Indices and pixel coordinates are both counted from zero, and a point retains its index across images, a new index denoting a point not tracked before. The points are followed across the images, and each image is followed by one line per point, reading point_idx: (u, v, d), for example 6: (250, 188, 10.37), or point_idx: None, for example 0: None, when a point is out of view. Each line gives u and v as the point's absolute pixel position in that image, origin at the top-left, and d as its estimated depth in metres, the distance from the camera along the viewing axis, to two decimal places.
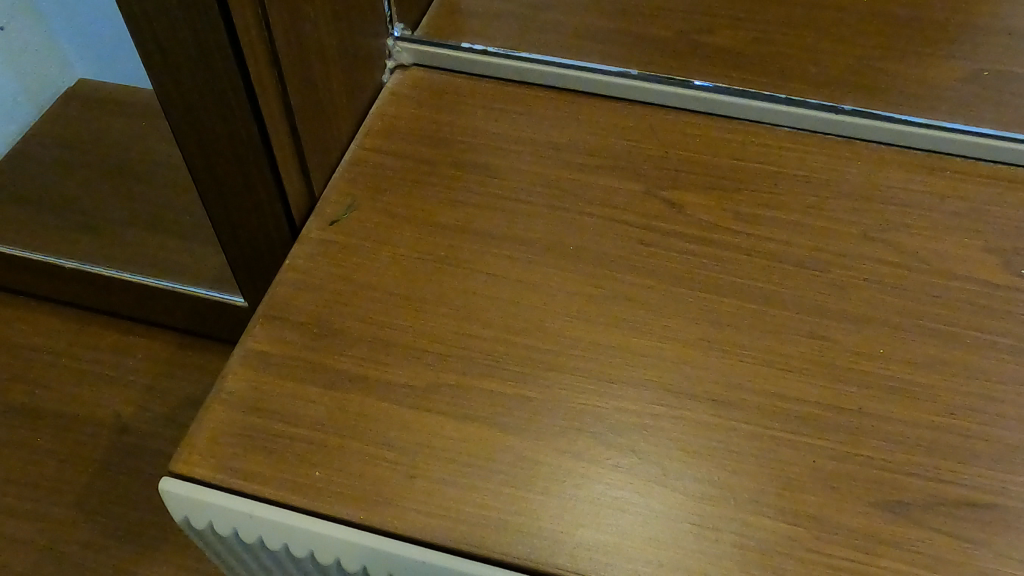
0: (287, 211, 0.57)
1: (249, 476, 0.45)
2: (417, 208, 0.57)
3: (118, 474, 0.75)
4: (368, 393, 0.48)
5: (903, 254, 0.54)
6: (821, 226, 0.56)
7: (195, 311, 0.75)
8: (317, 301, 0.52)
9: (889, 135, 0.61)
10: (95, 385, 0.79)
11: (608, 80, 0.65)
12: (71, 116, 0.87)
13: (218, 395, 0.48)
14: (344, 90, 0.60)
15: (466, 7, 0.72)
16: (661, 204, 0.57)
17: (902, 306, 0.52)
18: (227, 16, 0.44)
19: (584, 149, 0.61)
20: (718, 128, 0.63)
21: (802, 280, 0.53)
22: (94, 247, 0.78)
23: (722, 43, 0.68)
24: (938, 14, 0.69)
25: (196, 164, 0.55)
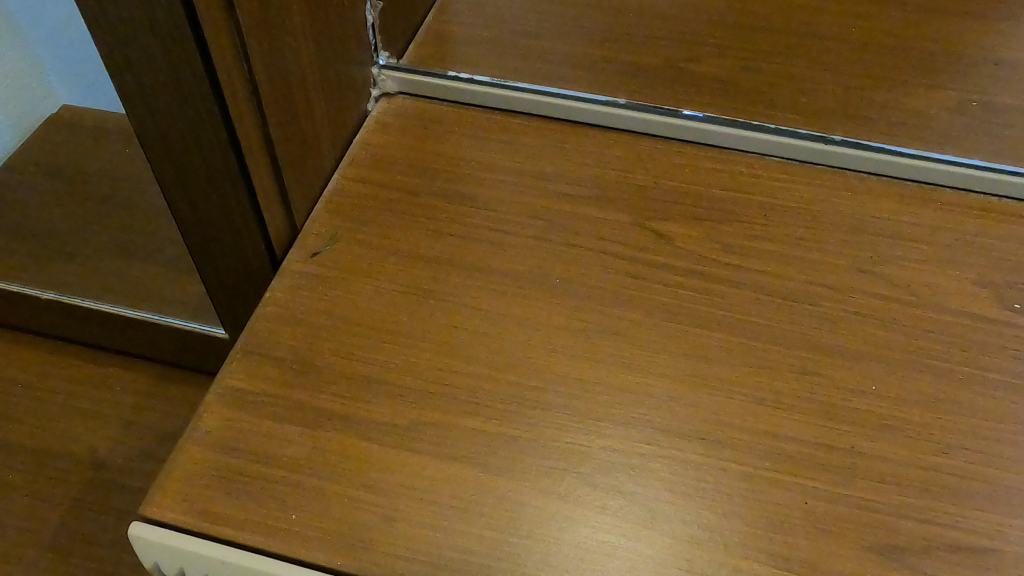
0: (267, 244, 0.55)
1: (224, 520, 0.43)
2: (401, 239, 0.56)
3: (93, 511, 0.73)
4: (348, 431, 0.47)
5: (894, 287, 0.54)
6: (810, 258, 0.55)
7: (176, 343, 0.73)
8: (297, 336, 0.51)
9: (878, 165, 0.60)
10: (72, 419, 0.77)
11: (596, 109, 0.64)
12: (53, 139, 0.86)
13: (193, 435, 0.47)
14: (327, 119, 0.59)
15: (452, 35, 0.71)
16: (648, 236, 0.57)
17: (894, 340, 0.51)
18: (204, 46, 0.44)
19: (571, 179, 0.60)
20: (707, 158, 0.62)
21: (792, 313, 0.52)
22: (72, 276, 0.76)
23: (710, 72, 0.68)
24: (925, 43, 0.69)
25: (175, 198, 0.54)
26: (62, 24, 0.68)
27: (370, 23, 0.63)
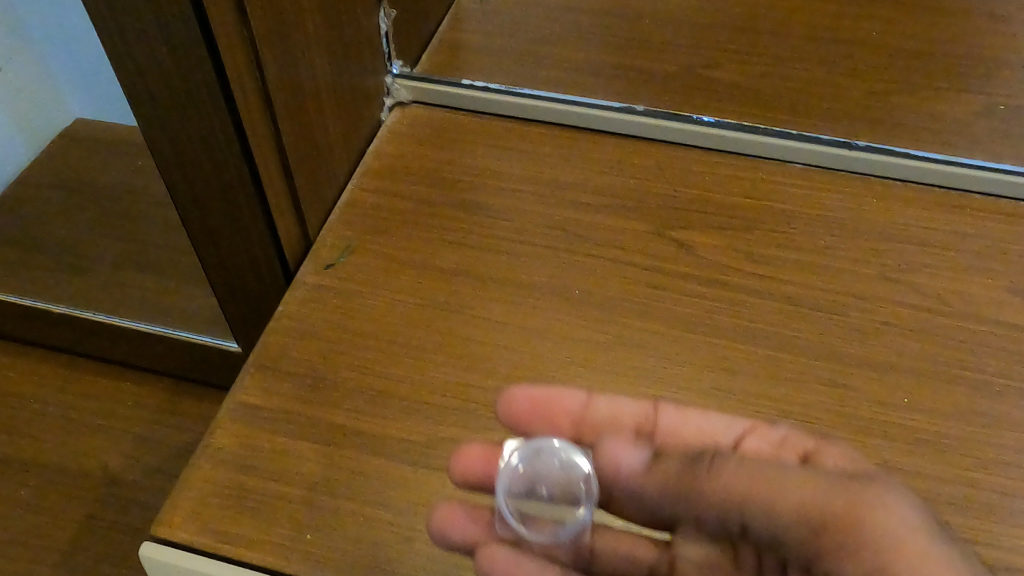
0: (281, 257, 0.54)
1: (237, 540, 0.42)
2: (416, 251, 0.55)
3: (107, 531, 0.73)
4: (363, 447, 0.46)
5: (923, 295, 0.52)
6: (835, 265, 0.54)
7: (187, 356, 0.72)
8: (311, 350, 0.50)
9: (904, 171, 0.59)
10: (84, 434, 0.77)
11: (614, 117, 0.63)
12: (66, 152, 0.85)
13: (205, 452, 0.46)
14: (340, 129, 0.58)
15: (467, 44, 0.70)
16: (669, 245, 0.55)
17: (925, 350, 0.49)
18: (217, 55, 0.42)
19: (588, 188, 0.59)
20: (727, 165, 0.61)
21: (817, 324, 0.51)
22: (84, 290, 0.76)
23: (729, 78, 0.66)
24: (948, 46, 0.68)
25: (187, 212, 0.53)
26: (75, 38, 0.68)
27: (383, 32, 0.62)
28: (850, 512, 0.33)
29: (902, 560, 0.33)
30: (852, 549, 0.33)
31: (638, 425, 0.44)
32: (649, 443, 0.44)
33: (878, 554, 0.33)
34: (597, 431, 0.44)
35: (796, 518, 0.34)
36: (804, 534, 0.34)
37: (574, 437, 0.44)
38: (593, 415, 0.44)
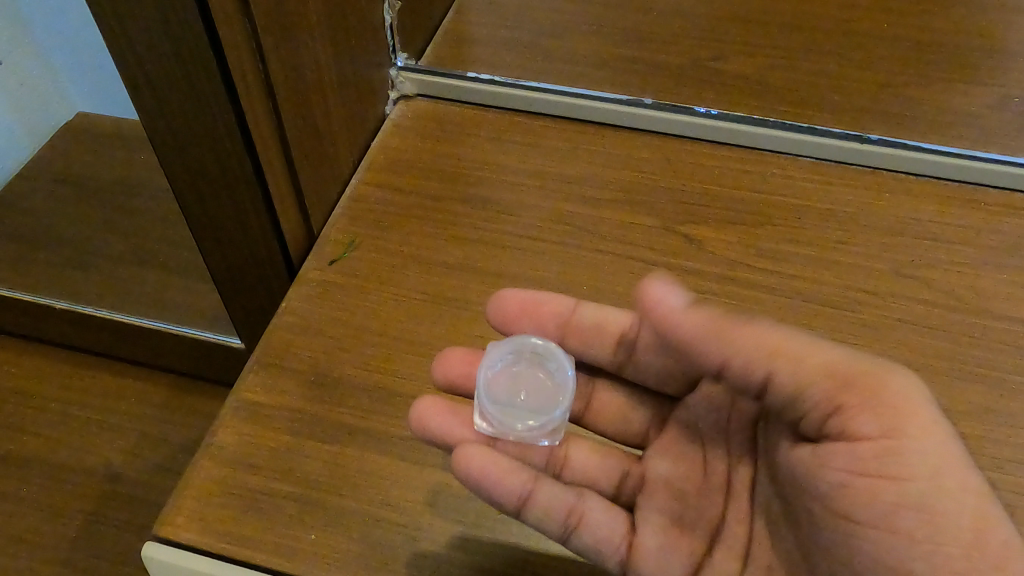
0: (285, 252, 0.53)
1: (241, 540, 0.42)
2: (422, 246, 0.54)
3: (111, 528, 0.72)
4: (369, 446, 0.45)
5: (936, 292, 0.51)
6: (846, 262, 0.53)
7: (190, 352, 0.72)
8: (316, 347, 0.49)
9: (918, 165, 0.58)
10: (87, 430, 0.76)
11: (622, 110, 0.62)
12: (68, 146, 0.84)
13: (209, 451, 0.45)
14: (344, 123, 0.57)
15: (472, 36, 0.70)
16: (678, 240, 0.54)
17: (938, 348, 0.49)
18: (220, 49, 0.42)
19: (596, 183, 0.58)
20: (737, 159, 0.60)
21: (830, 321, 0.50)
22: (85, 285, 0.75)
23: (739, 70, 0.65)
24: (961, 38, 0.67)
25: (188, 210, 0.52)
26: (77, 29, 0.67)
27: (388, 24, 0.61)
28: (874, 377, 0.36)
29: (911, 419, 0.35)
30: (865, 408, 0.35)
31: (623, 333, 0.47)
32: (632, 351, 0.47)
33: (888, 411, 0.35)
34: (581, 336, 0.47)
35: (823, 374, 0.36)
36: (824, 390, 0.36)
37: (557, 338, 0.47)
38: (579, 321, 0.47)
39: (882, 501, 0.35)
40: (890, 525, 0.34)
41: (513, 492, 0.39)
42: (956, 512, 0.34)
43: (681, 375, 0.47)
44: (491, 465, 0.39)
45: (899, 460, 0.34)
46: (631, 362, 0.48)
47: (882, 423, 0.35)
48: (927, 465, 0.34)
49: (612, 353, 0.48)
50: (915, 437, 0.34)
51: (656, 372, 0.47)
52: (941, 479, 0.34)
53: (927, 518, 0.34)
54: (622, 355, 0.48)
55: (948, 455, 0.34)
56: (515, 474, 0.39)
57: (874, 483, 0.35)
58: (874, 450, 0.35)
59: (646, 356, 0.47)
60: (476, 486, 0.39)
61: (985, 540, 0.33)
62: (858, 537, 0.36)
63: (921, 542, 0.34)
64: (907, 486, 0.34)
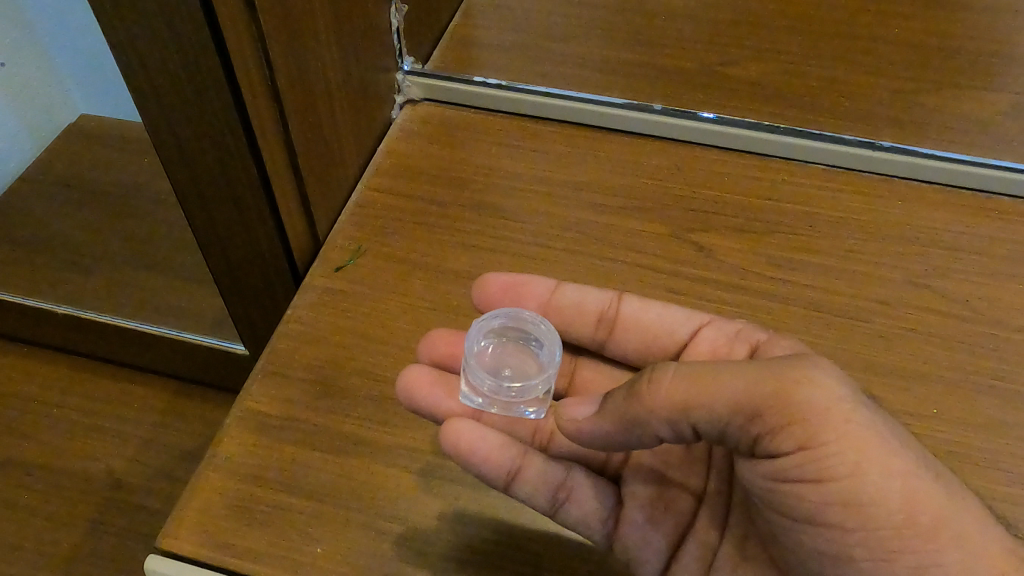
0: (290, 259, 0.53)
1: (246, 554, 0.41)
2: (429, 252, 0.54)
3: (113, 534, 0.72)
4: (375, 459, 0.44)
5: (951, 302, 0.51)
6: (859, 271, 0.52)
7: (193, 358, 0.71)
8: (322, 356, 0.49)
9: (930, 172, 0.57)
10: (89, 437, 0.76)
11: (631, 116, 0.61)
12: (72, 149, 0.84)
13: (213, 463, 0.44)
14: (350, 128, 0.56)
15: (479, 39, 0.69)
16: (688, 248, 0.54)
17: (953, 359, 0.48)
18: (227, 56, 0.41)
19: (604, 189, 0.58)
20: (747, 165, 0.59)
21: (843, 331, 0.49)
22: (87, 290, 0.74)
23: (748, 75, 0.65)
24: (973, 43, 0.66)
25: (192, 217, 0.51)
26: (82, 31, 0.66)
27: (395, 28, 0.60)
28: (780, 392, 0.34)
29: (824, 427, 0.34)
30: (779, 427, 0.34)
31: (602, 313, 0.48)
32: (612, 330, 0.49)
33: (803, 426, 0.34)
34: (561, 316, 0.49)
35: (733, 406, 0.35)
36: (739, 419, 0.35)
37: None
38: (559, 301, 0.48)
39: (815, 503, 0.35)
40: (825, 520, 0.35)
41: (500, 468, 0.41)
42: (884, 500, 0.33)
43: (658, 354, 0.48)
44: (479, 441, 0.40)
45: (821, 466, 0.34)
46: (610, 341, 0.49)
47: (800, 437, 0.34)
48: (847, 462, 0.33)
49: (594, 331, 0.49)
50: (833, 443, 0.34)
51: (635, 350, 0.49)
52: (863, 475, 0.33)
53: (857, 512, 0.34)
54: (602, 335, 0.49)
55: (871, 446, 0.34)
56: (503, 450, 0.41)
57: (804, 487, 0.35)
58: (796, 460, 0.34)
59: (625, 335, 0.49)
60: (464, 461, 0.40)
61: (917, 518, 0.33)
62: (804, 533, 0.36)
63: (856, 533, 0.34)
64: (833, 487, 0.34)
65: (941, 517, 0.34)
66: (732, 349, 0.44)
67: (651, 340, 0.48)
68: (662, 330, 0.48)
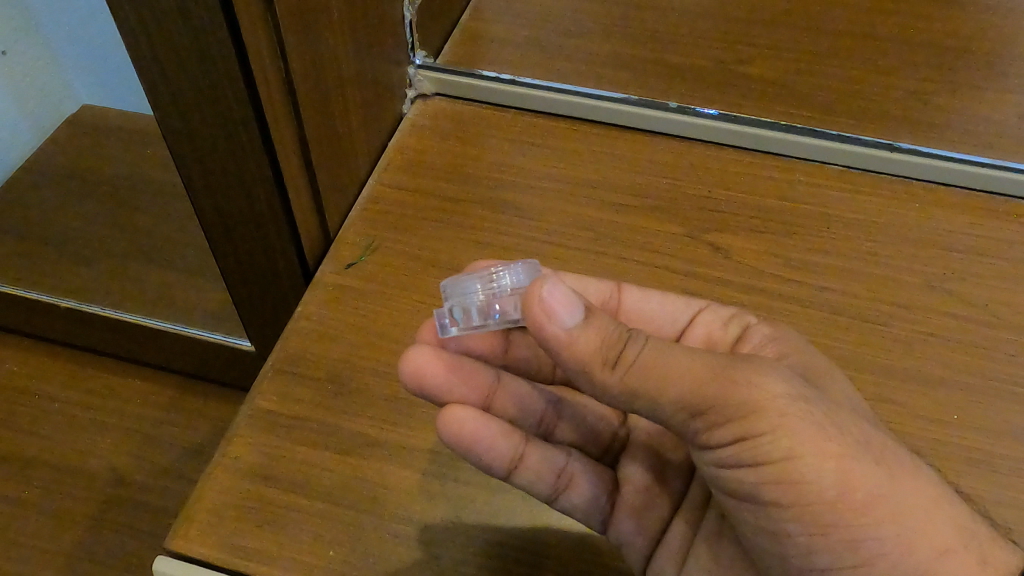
0: (300, 255, 0.52)
1: (257, 556, 0.40)
2: (441, 250, 0.53)
3: (115, 531, 0.71)
4: (387, 459, 0.44)
5: (969, 306, 0.50)
6: (876, 274, 0.52)
7: (196, 353, 0.70)
8: (334, 354, 0.48)
9: (947, 174, 0.57)
10: (90, 431, 0.75)
11: (646, 113, 0.61)
12: (75, 140, 0.83)
13: (223, 462, 0.44)
14: (362, 123, 0.55)
15: (491, 34, 0.68)
16: (702, 248, 0.53)
17: (973, 365, 0.47)
18: (242, 47, 0.40)
19: (618, 187, 0.57)
20: (762, 165, 0.58)
21: (862, 335, 0.49)
22: (88, 283, 0.73)
23: (763, 74, 0.64)
24: (988, 44, 0.66)
25: (202, 212, 0.50)
26: (90, 19, 0.65)
27: (407, 21, 0.59)
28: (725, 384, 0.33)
29: (757, 413, 0.32)
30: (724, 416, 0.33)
31: (604, 304, 0.46)
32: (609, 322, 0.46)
33: (737, 413, 0.33)
34: None
35: (676, 394, 0.33)
36: (680, 406, 0.34)
37: None
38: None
39: (752, 482, 0.34)
40: (764, 501, 0.34)
41: (500, 456, 0.40)
42: (819, 481, 0.32)
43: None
44: (483, 430, 0.40)
45: (755, 451, 0.33)
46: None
47: (736, 423, 0.33)
48: (780, 447, 0.32)
49: None
50: (766, 429, 0.32)
51: None
52: (797, 459, 0.32)
53: (792, 492, 0.33)
54: None
55: (806, 429, 0.32)
56: (503, 439, 0.40)
57: (743, 470, 0.34)
58: (733, 444, 0.33)
59: None
60: (465, 448, 0.39)
61: (852, 495, 0.33)
62: (749, 512, 0.35)
63: (791, 513, 0.33)
64: (768, 469, 0.33)
65: (877, 496, 0.33)
66: (725, 330, 0.43)
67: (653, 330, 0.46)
68: (662, 319, 0.46)
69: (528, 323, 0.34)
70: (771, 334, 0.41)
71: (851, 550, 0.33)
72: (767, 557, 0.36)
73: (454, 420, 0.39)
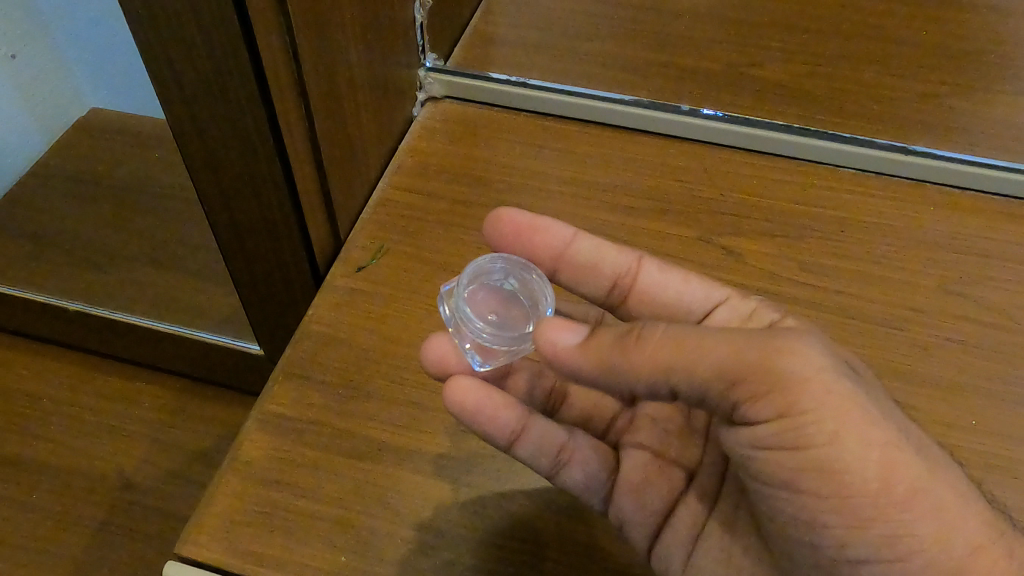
0: (312, 258, 0.52)
1: (268, 561, 0.40)
2: (452, 253, 0.53)
3: (122, 535, 0.71)
4: (398, 464, 0.43)
5: (986, 310, 0.50)
6: (891, 277, 0.51)
7: (204, 357, 0.70)
8: (345, 356, 0.48)
9: (966, 177, 0.56)
10: (98, 435, 0.75)
11: (657, 115, 0.60)
12: (83, 144, 0.83)
13: (233, 466, 0.43)
14: (373, 125, 0.55)
15: (501, 37, 0.68)
16: (715, 251, 0.53)
17: (990, 369, 0.47)
18: (255, 48, 0.39)
19: (630, 190, 0.57)
20: (775, 168, 0.58)
21: (878, 338, 0.48)
22: (97, 287, 0.72)
23: (775, 77, 0.64)
24: (1001, 47, 0.65)
25: (212, 215, 0.49)
26: (99, 23, 0.65)
27: (419, 24, 0.58)
28: (768, 365, 0.31)
29: (803, 393, 0.31)
30: (762, 397, 0.32)
31: (617, 278, 0.44)
32: (626, 297, 0.45)
33: (780, 393, 0.31)
34: (575, 273, 0.45)
35: (712, 372, 0.32)
36: (719, 389, 0.33)
37: (551, 269, 0.45)
38: (573, 255, 0.45)
39: (788, 468, 0.33)
40: (798, 487, 0.33)
41: (503, 427, 0.42)
42: (860, 467, 0.31)
43: None
44: (484, 400, 0.41)
45: (796, 436, 0.32)
46: (623, 307, 0.45)
47: (777, 404, 0.32)
48: (824, 431, 0.31)
49: (606, 293, 0.46)
50: (812, 411, 0.31)
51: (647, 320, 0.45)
52: (841, 443, 0.31)
53: (831, 480, 0.32)
54: (615, 299, 0.46)
55: (852, 414, 0.31)
56: (505, 410, 0.42)
57: (778, 453, 0.33)
58: (773, 426, 0.32)
59: (638, 306, 0.45)
60: (467, 417, 0.41)
61: (893, 486, 0.31)
62: (781, 498, 0.34)
63: (827, 501, 0.32)
64: (807, 453, 0.32)
65: (915, 485, 0.32)
66: (738, 334, 0.41)
67: (666, 315, 0.44)
68: (677, 306, 0.43)
69: (538, 348, 0.36)
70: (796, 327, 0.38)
71: (886, 546, 0.32)
72: (794, 543, 0.35)
73: (461, 390, 0.41)
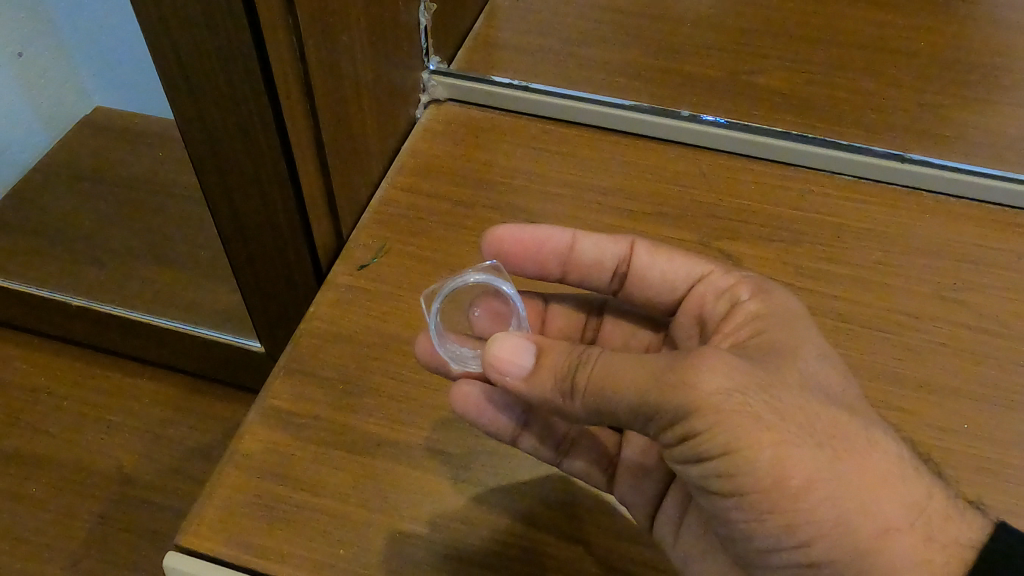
0: (314, 256, 0.52)
1: (266, 552, 0.40)
2: (451, 253, 0.53)
3: (119, 528, 0.71)
4: (396, 459, 0.44)
5: (978, 316, 0.50)
6: (886, 282, 0.52)
7: (204, 353, 0.70)
8: (345, 353, 0.48)
9: (961, 187, 0.57)
10: (97, 430, 0.75)
11: (657, 120, 0.61)
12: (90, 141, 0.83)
13: (233, 459, 0.44)
14: (376, 126, 0.56)
15: (504, 42, 0.68)
16: (712, 255, 0.53)
17: (981, 374, 0.48)
18: (263, 47, 0.40)
19: (630, 193, 0.57)
20: (773, 174, 0.59)
21: (871, 341, 0.49)
22: (99, 282, 0.73)
23: (775, 84, 0.64)
24: (998, 59, 0.66)
25: (217, 211, 0.50)
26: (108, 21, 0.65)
27: (423, 26, 0.59)
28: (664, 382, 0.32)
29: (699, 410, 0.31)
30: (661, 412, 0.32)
31: (614, 266, 0.45)
32: (624, 282, 0.46)
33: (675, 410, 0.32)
34: (581, 270, 0.46)
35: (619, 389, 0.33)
36: (626, 405, 0.33)
37: (559, 270, 0.47)
38: (574, 259, 0.46)
39: (699, 474, 0.33)
40: (712, 489, 0.34)
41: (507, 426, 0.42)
42: (754, 473, 0.31)
43: (665, 305, 0.46)
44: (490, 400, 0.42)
45: (697, 448, 0.32)
46: (623, 290, 0.47)
47: (675, 419, 0.32)
48: (718, 444, 0.32)
49: (608, 281, 0.47)
50: (702, 427, 0.31)
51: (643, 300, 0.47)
52: (736, 454, 0.31)
53: (732, 482, 0.32)
54: (615, 285, 0.47)
55: (746, 424, 0.31)
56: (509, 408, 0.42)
57: (690, 463, 0.33)
58: (679, 439, 0.33)
59: (633, 287, 0.46)
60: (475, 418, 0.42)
61: (788, 484, 0.32)
62: (704, 501, 0.35)
63: (733, 501, 0.33)
64: (709, 463, 0.32)
65: (814, 482, 0.32)
66: (713, 306, 0.41)
67: (656, 292, 0.45)
68: (665, 284, 0.45)
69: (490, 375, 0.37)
70: (763, 310, 0.38)
71: (789, 533, 0.33)
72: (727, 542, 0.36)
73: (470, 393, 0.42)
